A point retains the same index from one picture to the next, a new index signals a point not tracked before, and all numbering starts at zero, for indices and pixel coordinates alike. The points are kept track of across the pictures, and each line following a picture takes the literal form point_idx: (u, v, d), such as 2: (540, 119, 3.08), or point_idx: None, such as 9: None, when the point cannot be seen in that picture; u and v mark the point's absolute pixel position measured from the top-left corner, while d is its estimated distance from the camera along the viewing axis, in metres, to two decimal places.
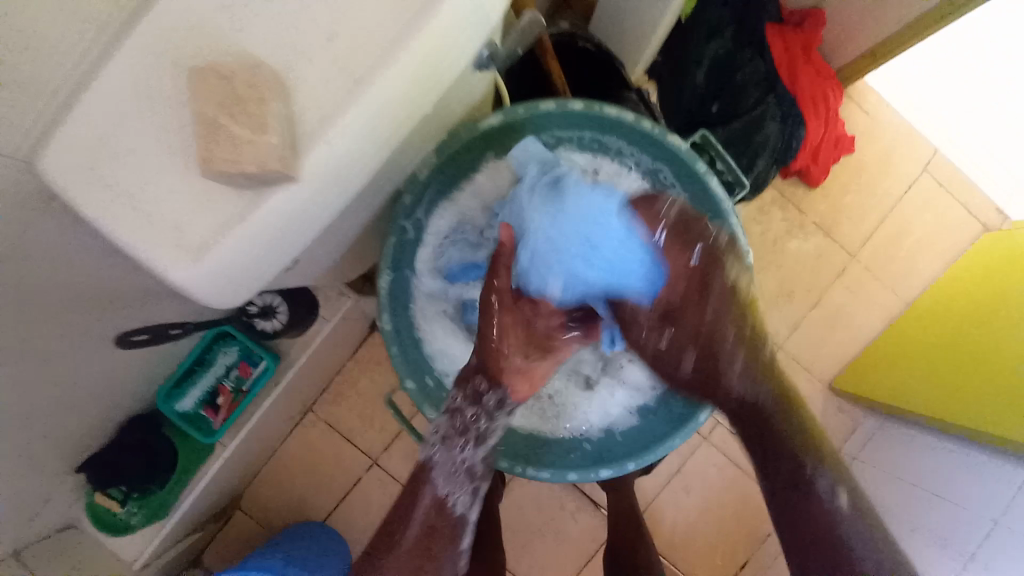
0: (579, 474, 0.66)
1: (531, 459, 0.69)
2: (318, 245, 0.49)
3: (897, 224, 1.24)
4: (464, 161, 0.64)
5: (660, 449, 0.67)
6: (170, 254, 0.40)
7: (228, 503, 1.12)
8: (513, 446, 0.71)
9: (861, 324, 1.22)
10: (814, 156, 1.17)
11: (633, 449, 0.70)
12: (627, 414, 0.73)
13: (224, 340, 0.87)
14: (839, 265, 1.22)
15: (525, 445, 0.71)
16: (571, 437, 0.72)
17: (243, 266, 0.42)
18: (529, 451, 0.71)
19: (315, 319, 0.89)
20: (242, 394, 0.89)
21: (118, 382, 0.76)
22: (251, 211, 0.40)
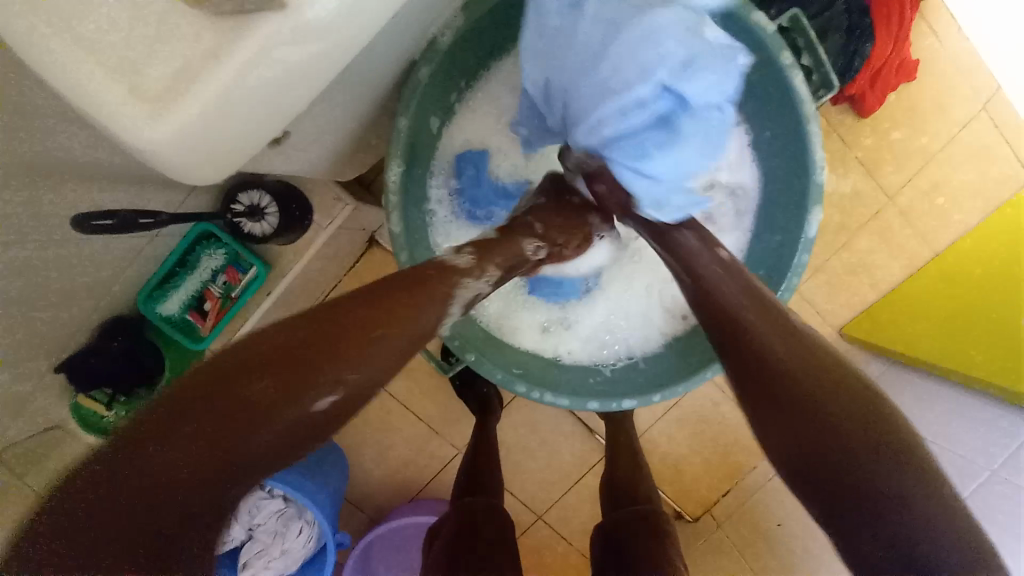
0: (602, 403, 0.60)
1: (553, 386, 0.62)
2: (313, 117, 0.40)
3: (945, 167, 1.14)
4: (490, 32, 0.54)
5: (687, 383, 0.59)
6: (121, 114, 0.30)
7: None
8: (535, 373, 0.64)
9: (887, 271, 1.16)
10: (872, 82, 1.04)
11: (660, 380, 0.62)
12: (653, 340, 0.67)
13: (209, 242, 0.79)
14: (873, 208, 1.14)
15: (550, 376, 0.64)
16: (590, 363, 0.67)
17: (213, 126, 0.32)
18: (555, 381, 0.64)
19: (307, 225, 0.81)
20: (230, 301, 0.82)
21: (91, 277, 0.69)
22: (223, 51, 0.30)
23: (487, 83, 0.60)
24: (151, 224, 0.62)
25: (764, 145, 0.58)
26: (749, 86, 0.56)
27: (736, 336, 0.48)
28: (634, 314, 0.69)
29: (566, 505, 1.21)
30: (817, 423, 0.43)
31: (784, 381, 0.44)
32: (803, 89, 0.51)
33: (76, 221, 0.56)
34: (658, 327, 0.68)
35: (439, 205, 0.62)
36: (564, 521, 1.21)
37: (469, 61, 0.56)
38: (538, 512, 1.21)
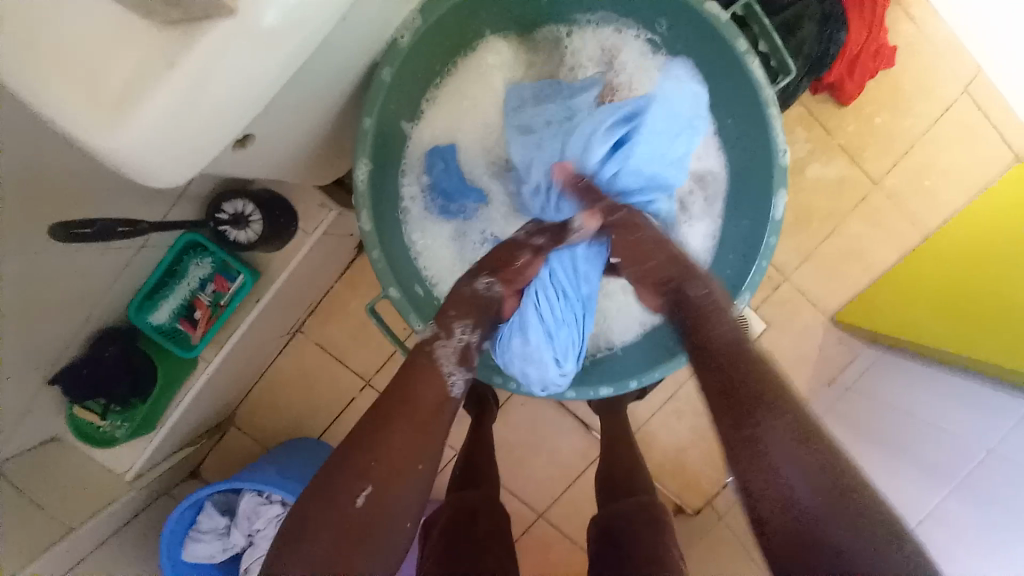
0: (579, 392, 0.62)
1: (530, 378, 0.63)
2: (277, 121, 0.41)
3: (930, 149, 1.14)
4: (451, 30, 0.56)
5: (658, 369, 0.60)
6: (87, 120, 0.32)
7: (220, 420, 1.12)
8: None
9: (876, 256, 1.16)
10: (851, 69, 1.05)
11: (637, 369, 0.63)
12: (631, 330, 0.68)
13: (196, 250, 0.81)
14: (859, 193, 1.14)
15: None
16: None
17: (172, 135, 0.33)
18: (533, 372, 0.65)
19: (294, 231, 0.82)
20: (220, 309, 0.83)
21: (82, 290, 0.71)
22: (179, 57, 0.31)
23: (454, 80, 0.62)
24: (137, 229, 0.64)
25: (727, 131, 0.59)
26: (709, 72, 0.57)
27: (709, 363, 0.52)
28: (611, 309, 0.69)
29: (566, 502, 1.21)
30: (779, 456, 0.45)
31: (754, 403, 0.47)
32: (760, 74, 0.52)
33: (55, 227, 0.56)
34: (636, 319, 0.69)
35: (412, 201, 0.63)
36: (564, 519, 1.21)
37: (434, 61, 0.58)
38: (538, 510, 1.21)
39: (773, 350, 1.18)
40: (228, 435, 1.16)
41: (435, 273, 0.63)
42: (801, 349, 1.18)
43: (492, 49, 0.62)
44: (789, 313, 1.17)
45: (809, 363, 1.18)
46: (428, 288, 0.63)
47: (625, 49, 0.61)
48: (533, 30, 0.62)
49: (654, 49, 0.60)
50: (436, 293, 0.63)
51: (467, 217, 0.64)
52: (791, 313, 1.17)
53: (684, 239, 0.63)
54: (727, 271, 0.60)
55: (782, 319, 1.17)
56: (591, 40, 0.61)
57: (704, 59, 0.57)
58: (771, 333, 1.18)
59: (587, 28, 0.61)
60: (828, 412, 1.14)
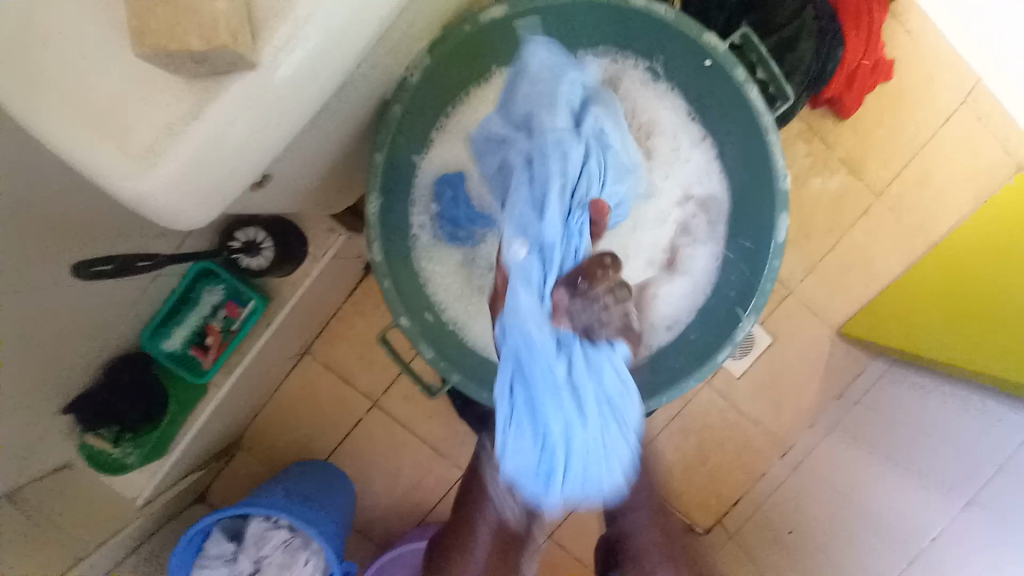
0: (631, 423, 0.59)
1: None
2: (293, 160, 0.43)
3: (929, 162, 1.15)
4: (458, 66, 0.58)
5: (668, 393, 0.60)
6: (113, 168, 0.33)
7: (228, 442, 1.12)
8: None
9: (880, 268, 1.16)
10: (849, 83, 1.06)
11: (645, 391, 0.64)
12: None
13: (209, 277, 0.83)
14: (861, 207, 1.15)
15: None
16: None
17: (193, 180, 0.35)
18: None
19: (304, 255, 0.84)
20: (232, 335, 0.84)
21: (96, 318, 0.72)
22: (204, 108, 0.33)
23: (461, 111, 0.63)
24: (136, 270, 0.62)
25: (729, 155, 0.61)
26: (709, 99, 0.59)
27: None
28: None
29: (575, 522, 1.20)
30: None
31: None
32: (760, 103, 0.53)
33: (76, 265, 0.58)
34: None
35: (422, 229, 0.64)
36: (574, 538, 1.19)
37: (440, 94, 0.59)
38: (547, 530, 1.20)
39: (780, 364, 1.18)
40: (235, 458, 1.16)
41: (445, 299, 0.64)
42: (808, 362, 1.18)
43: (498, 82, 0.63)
44: (795, 326, 1.17)
45: (816, 376, 1.18)
46: (438, 314, 0.64)
47: (627, 78, 0.62)
48: None
49: (656, 77, 0.62)
50: (447, 320, 0.64)
51: (474, 243, 0.65)
52: (797, 326, 1.18)
53: (687, 261, 0.64)
54: (731, 292, 0.61)
55: (788, 333, 1.17)
56: (595, 70, 0.63)
57: (705, 86, 0.58)
58: (777, 347, 1.18)
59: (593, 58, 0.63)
60: (837, 427, 1.13)
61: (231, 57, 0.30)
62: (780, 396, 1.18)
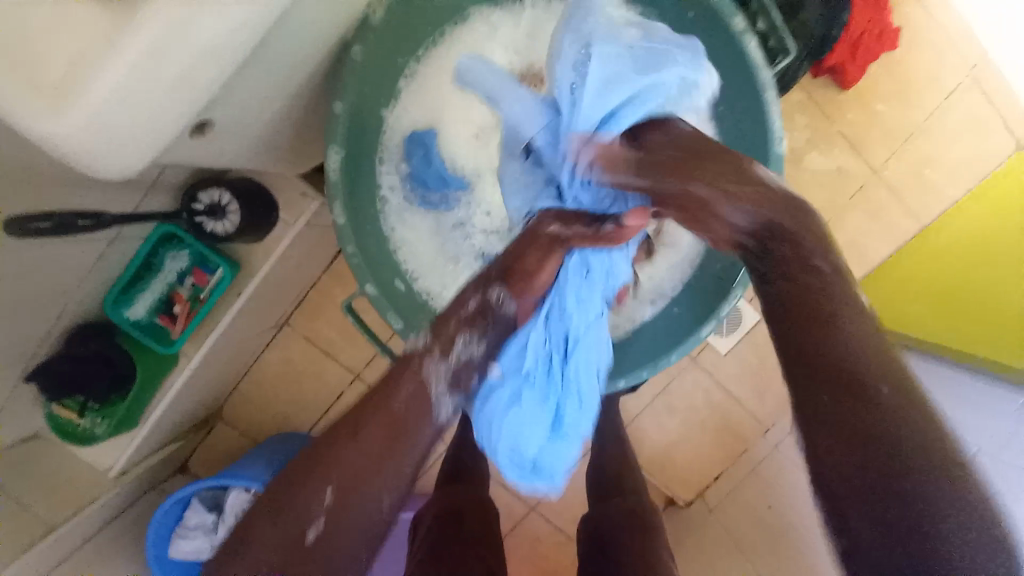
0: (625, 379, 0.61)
1: None
2: (237, 102, 0.39)
3: (933, 137, 1.11)
4: (430, 11, 0.54)
5: (650, 368, 0.60)
6: (15, 103, 0.29)
7: (207, 414, 1.10)
8: None
9: (875, 247, 1.14)
10: (853, 52, 1.01)
11: (625, 365, 0.64)
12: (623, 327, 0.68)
13: (172, 242, 0.78)
14: (859, 183, 1.12)
15: None
16: None
17: (117, 116, 0.31)
18: None
19: (274, 221, 0.79)
20: (200, 304, 0.80)
21: (51, 287, 0.68)
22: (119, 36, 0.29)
23: (434, 59, 0.59)
24: (78, 229, 0.60)
25: (719, 115, 0.57)
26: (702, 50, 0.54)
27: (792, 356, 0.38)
28: None
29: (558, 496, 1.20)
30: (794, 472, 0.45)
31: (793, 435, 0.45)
32: (759, 56, 0.49)
33: (7, 220, 0.54)
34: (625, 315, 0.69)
35: (392, 191, 0.60)
36: (557, 511, 1.20)
37: (412, 40, 0.55)
38: (530, 504, 1.21)
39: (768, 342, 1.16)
40: (215, 429, 1.15)
41: (415, 265, 0.61)
42: None
43: (476, 29, 0.58)
44: None
45: None
46: (409, 283, 0.61)
47: None
48: (518, 6, 0.58)
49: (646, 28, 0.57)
50: (418, 289, 0.61)
51: (448, 207, 0.62)
52: None
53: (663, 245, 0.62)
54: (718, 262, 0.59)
55: None
56: None
57: (698, 35, 0.54)
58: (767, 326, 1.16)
59: None
60: None
61: None
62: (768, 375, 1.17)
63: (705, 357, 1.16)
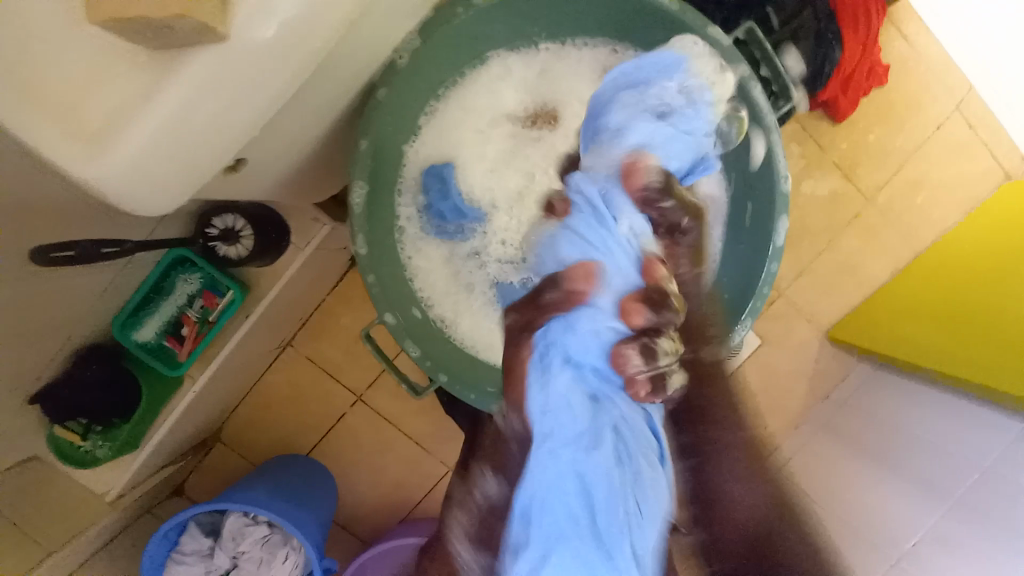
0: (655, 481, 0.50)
1: None
2: (270, 142, 0.40)
3: (922, 168, 1.15)
4: (452, 53, 0.56)
5: None
6: (66, 148, 0.31)
7: (207, 436, 1.09)
8: None
9: (870, 272, 1.16)
10: (845, 88, 1.05)
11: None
12: None
13: (184, 265, 0.78)
14: (852, 211, 1.15)
15: None
16: None
17: (161, 162, 0.32)
18: None
19: (285, 245, 0.81)
20: (209, 327, 0.81)
21: (62, 310, 0.68)
22: (169, 87, 0.30)
23: (453, 96, 0.61)
24: (101, 257, 0.60)
25: (724, 153, 0.60)
26: None
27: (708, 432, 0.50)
28: None
29: None
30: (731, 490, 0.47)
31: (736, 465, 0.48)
32: (763, 101, 0.52)
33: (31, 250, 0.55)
34: None
35: (409, 221, 0.62)
36: None
37: (433, 79, 0.57)
38: None
39: (768, 366, 1.18)
40: (214, 451, 1.13)
41: (432, 294, 0.63)
42: (797, 365, 1.18)
43: (494, 69, 0.61)
44: (784, 329, 1.17)
45: (803, 379, 1.18)
46: (425, 310, 0.62)
47: None
48: (534, 48, 0.61)
49: None
50: (434, 316, 0.62)
51: (463, 236, 0.64)
52: (786, 329, 1.17)
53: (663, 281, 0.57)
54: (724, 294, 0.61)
55: (777, 336, 1.17)
56: (592, 60, 0.61)
57: None
58: (766, 350, 1.17)
59: (594, 47, 0.61)
60: (823, 429, 1.14)
61: (199, 28, 0.28)
62: (768, 398, 1.18)
63: None
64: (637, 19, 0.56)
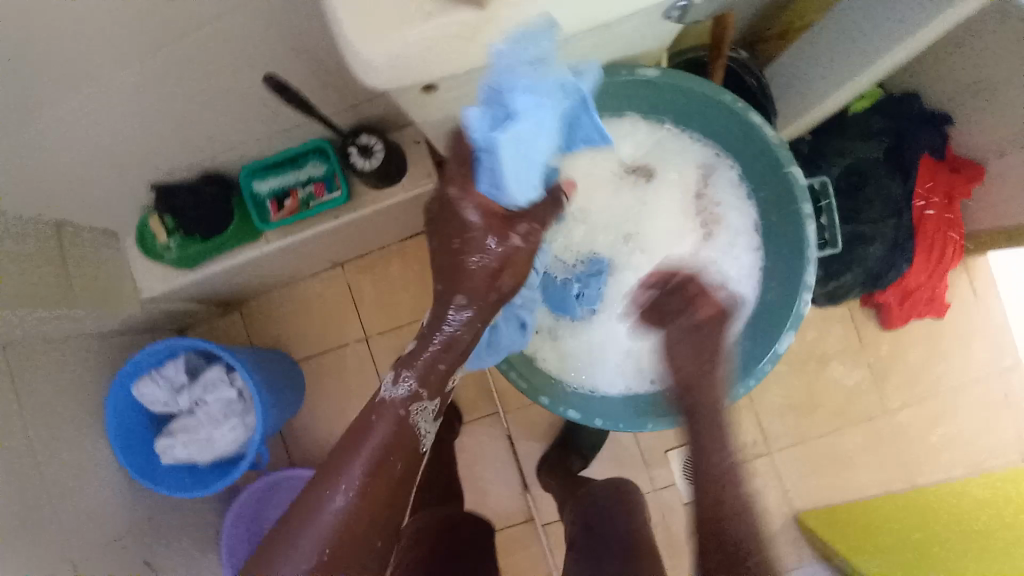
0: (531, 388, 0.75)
1: (532, 377, 0.77)
2: (458, 85, 0.55)
3: (948, 408, 1.19)
4: (600, 99, 0.72)
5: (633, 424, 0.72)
6: (353, 23, 0.45)
7: (236, 299, 1.22)
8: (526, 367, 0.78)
9: (860, 478, 1.19)
10: (901, 300, 1.13)
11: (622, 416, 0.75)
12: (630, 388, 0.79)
13: (320, 156, 0.95)
14: (867, 413, 1.19)
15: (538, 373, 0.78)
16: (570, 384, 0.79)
17: (404, 60, 0.47)
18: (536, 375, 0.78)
19: (395, 182, 0.97)
20: (306, 208, 0.95)
21: (217, 138, 0.85)
22: (437, 17, 0.45)
23: None
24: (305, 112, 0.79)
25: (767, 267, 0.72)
26: (774, 218, 0.70)
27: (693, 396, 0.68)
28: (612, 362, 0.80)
29: None
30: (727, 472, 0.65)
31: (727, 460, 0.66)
32: (812, 240, 0.64)
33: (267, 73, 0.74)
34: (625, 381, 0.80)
35: None
36: None
37: None
38: None
39: None
40: (230, 315, 1.27)
41: None
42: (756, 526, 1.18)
43: (620, 123, 0.76)
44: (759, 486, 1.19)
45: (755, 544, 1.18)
46: None
47: (718, 173, 0.75)
48: (657, 124, 0.76)
49: (740, 183, 0.74)
50: None
51: None
52: (761, 487, 1.19)
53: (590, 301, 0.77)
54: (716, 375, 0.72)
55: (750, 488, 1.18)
56: (695, 153, 0.75)
57: (777, 206, 0.69)
58: None
59: (702, 144, 0.75)
60: None
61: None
62: None
63: (664, 493, 1.18)
64: (746, 141, 0.70)
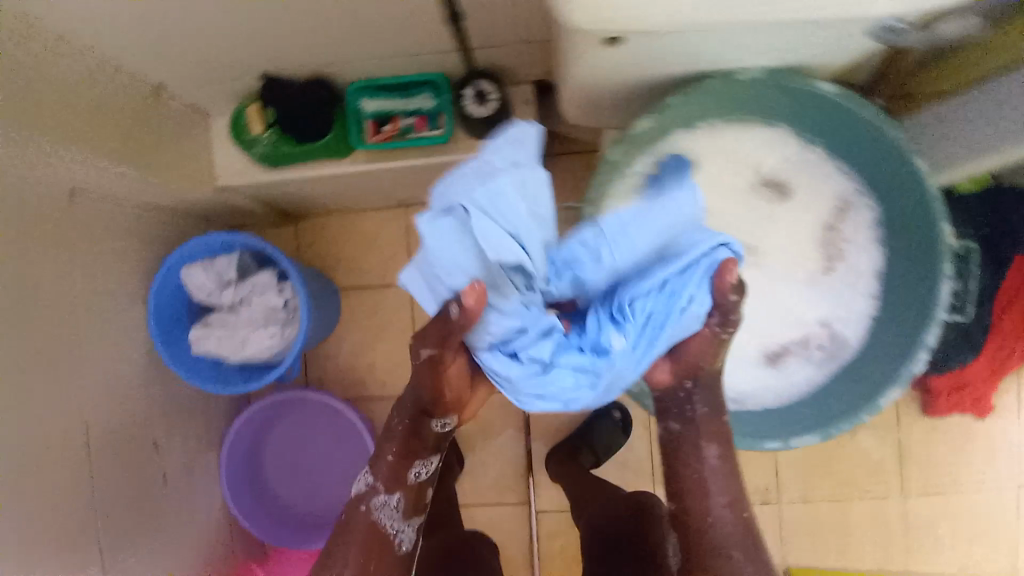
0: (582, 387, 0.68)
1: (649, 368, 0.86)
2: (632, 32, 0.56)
3: (966, 507, 1.17)
4: (762, 102, 0.78)
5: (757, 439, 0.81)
6: None
7: (294, 211, 1.22)
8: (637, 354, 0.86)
9: (859, 550, 1.18)
10: (949, 390, 1.12)
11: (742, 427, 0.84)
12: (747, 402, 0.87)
13: (430, 90, 0.91)
14: (883, 490, 1.18)
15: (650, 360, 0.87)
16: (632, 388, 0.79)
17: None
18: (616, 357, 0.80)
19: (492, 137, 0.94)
20: (404, 137, 0.92)
21: (332, 48, 0.83)
22: None
23: (738, 131, 0.84)
24: None
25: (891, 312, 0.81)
26: (906, 268, 0.79)
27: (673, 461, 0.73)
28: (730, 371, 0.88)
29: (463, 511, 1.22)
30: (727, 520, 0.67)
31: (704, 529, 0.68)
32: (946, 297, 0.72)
33: None
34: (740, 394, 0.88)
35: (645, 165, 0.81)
36: None
37: (735, 106, 0.79)
38: None
39: None
40: (284, 226, 1.26)
41: None
42: None
43: (772, 135, 0.84)
44: None
45: None
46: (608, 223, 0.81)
47: (856, 214, 0.83)
48: (807, 148, 0.84)
49: (873, 226, 0.83)
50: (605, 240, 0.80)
51: None
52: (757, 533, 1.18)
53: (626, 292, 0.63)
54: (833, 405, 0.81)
55: None
56: (838, 187, 0.84)
57: (913, 256, 0.78)
58: None
59: (846, 178, 0.83)
60: None
61: None
62: None
63: None
64: (896, 186, 0.77)
